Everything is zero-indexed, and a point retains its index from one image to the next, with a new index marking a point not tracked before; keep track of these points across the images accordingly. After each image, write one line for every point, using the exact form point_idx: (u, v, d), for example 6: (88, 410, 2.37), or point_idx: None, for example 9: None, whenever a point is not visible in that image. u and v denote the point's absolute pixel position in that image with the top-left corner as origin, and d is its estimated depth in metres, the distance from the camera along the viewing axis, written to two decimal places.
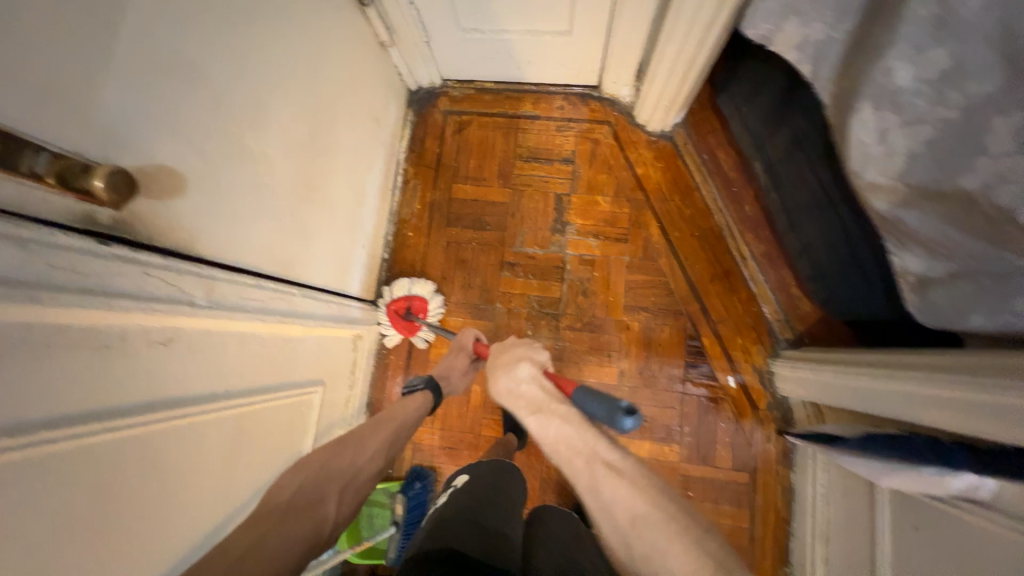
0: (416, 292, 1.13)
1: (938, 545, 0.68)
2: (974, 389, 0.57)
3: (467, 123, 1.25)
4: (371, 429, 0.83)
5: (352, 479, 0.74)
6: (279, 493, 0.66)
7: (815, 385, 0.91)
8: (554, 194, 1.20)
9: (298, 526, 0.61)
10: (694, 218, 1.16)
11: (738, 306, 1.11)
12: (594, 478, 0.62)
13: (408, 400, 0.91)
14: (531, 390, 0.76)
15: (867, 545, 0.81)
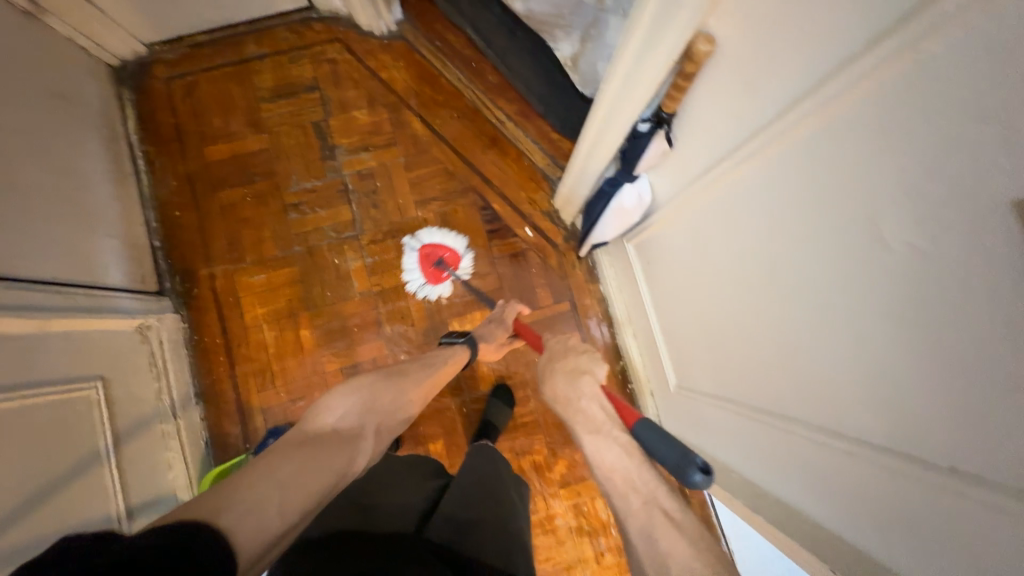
0: (456, 245, 1.15)
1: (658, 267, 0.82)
2: (599, 112, 0.69)
3: (194, 83, 1.17)
4: (414, 373, 0.82)
5: (387, 417, 0.74)
6: (328, 418, 0.67)
7: (569, 195, 1.03)
8: (313, 125, 1.18)
9: (331, 458, 0.60)
10: (448, 101, 1.21)
11: (512, 165, 1.20)
12: (653, 521, 0.59)
13: (446, 350, 0.91)
14: (595, 406, 0.74)
15: (641, 304, 0.97)
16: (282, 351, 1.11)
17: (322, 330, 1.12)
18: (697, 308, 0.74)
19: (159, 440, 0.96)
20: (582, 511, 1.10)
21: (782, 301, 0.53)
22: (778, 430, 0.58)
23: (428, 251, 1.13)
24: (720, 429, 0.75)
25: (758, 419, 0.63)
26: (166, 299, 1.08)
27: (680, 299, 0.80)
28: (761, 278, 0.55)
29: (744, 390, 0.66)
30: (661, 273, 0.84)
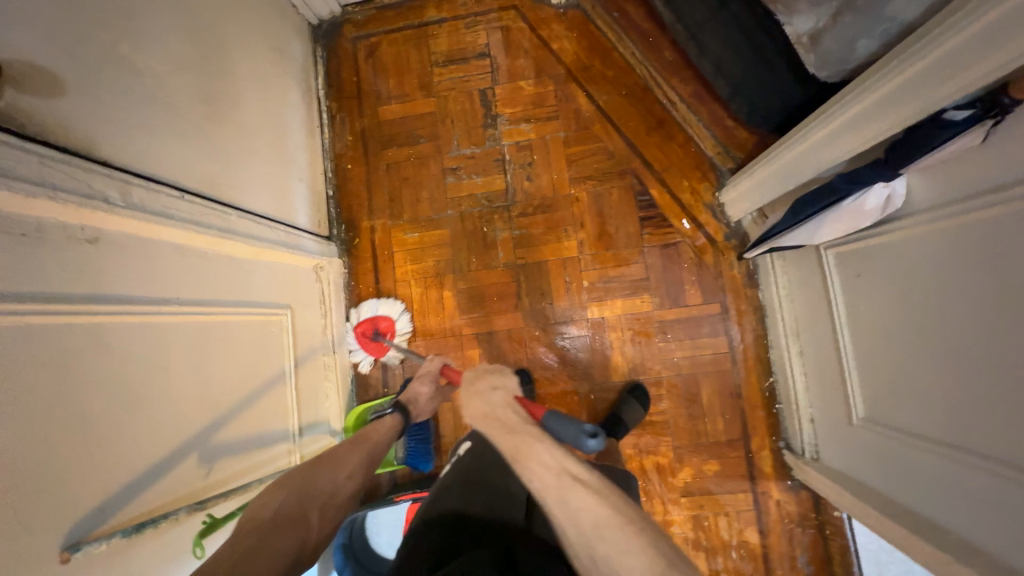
0: (381, 312, 1.13)
1: (874, 285, 0.72)
2: (868, 94, 0.59)
3: (376, 44, 1.23)
4: (348, 450, 0.77)
5: (330, 497, 0.69)
6: (262, 510, 0.63)
7: (755, 188, 0.93)
8: (478, 92, 1.19)
9: (276, 547, 0.57)
10: (617, 77, 1.15)
11: (677, 151, 1.12)
12: (562, 489, 0.53)
13: (374, 426, 0.86)
14: (516, 411, 0.66)
15: (826, 321, 0.86)
16: (426, 308, 1.16)
17: (464, 294, 1.16)
18: (931, 347, 0.62)
19: (320, 370, 1.06)
20: (702, 524, 1.04)
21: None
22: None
23: (364, 327, 1.12)
24: (941, 490, 0.63)
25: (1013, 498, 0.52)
26: (334, 245, 1.18)
27: (900, 331, 0.68)
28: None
29: (989, 459, 0.54)
30: (876, 295, 0.72)
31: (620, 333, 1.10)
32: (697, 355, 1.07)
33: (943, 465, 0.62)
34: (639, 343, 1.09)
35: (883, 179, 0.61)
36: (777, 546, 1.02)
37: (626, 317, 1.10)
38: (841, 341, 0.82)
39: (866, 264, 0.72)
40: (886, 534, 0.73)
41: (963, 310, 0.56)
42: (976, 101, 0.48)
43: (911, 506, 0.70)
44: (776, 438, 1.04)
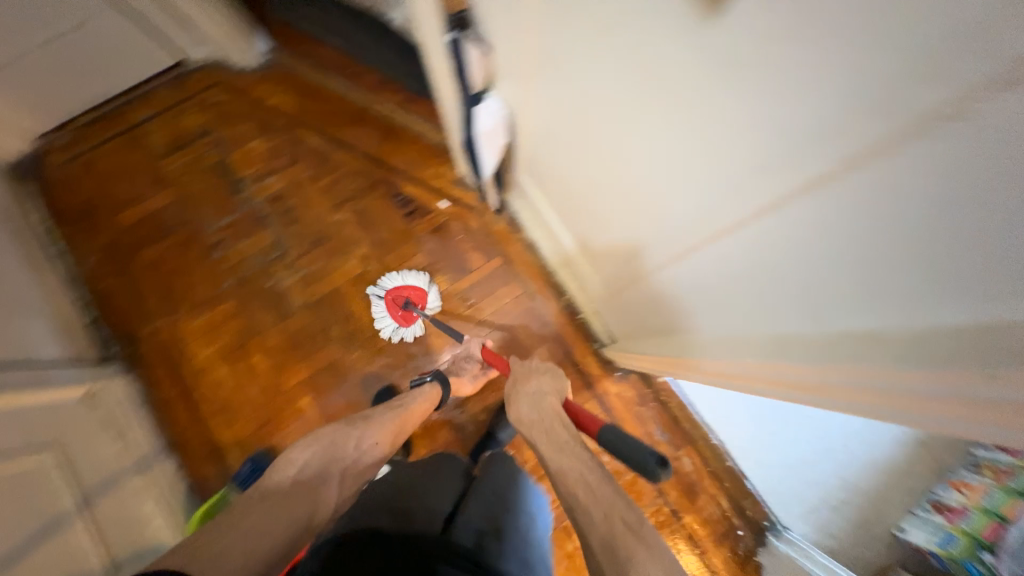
0: (416, 284, 1.14)
1: (554, 174, 0.82)
2: (424, 49, 0.74)
3: (91, 161, 1.22)
4: (383, 416, 0.85)
5: (356, 460, 0.78)
6: (277, 478, 0.71)
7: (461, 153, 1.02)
8: (214, 166, 1.22)
9: (291, 511, 0.67)
10: (334, 108, 1.26)
11: (410, 148, 1.25)
12: (614, 531, 0.58)
13: (412, 397, 0.93)
14: (558, 430, 0.73)
15: (563, 225, 0.97)
16: (239, 382, 1.12)
17: (273, 350, 1.14)
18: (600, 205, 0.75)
19: (132, 495, 0.96)
20: None
21: (645, 146, 0.53)
22: (711, 272, 0.57)
23: (393, 295, 1.13)
24: (668, 309, 0.74)
25: (689, 274, 0.62)
26: (113, 365, 1.10)
27: (585, 207, 0.80)
28: (623, 137, 0.56)
29: (666, 259, 0.65)
30: (563, 189, 0.85)
31: (431, 319, 1.16)
32: (501, 305, 1.17)
33: (658, 288, 0.73)
34: (450, 318, 1.16)
35: (480, 103, 0.75)
36: (635, 431, 1.13)
37: (428, 302, 1.17)
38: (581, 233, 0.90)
39: (537, 165, 0.86)
40: (695, 377, 0.74)
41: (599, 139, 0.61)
42: (453, 23, 0.63)
43: (665, 340, 0.80)
44: (592, 342, 1.16)
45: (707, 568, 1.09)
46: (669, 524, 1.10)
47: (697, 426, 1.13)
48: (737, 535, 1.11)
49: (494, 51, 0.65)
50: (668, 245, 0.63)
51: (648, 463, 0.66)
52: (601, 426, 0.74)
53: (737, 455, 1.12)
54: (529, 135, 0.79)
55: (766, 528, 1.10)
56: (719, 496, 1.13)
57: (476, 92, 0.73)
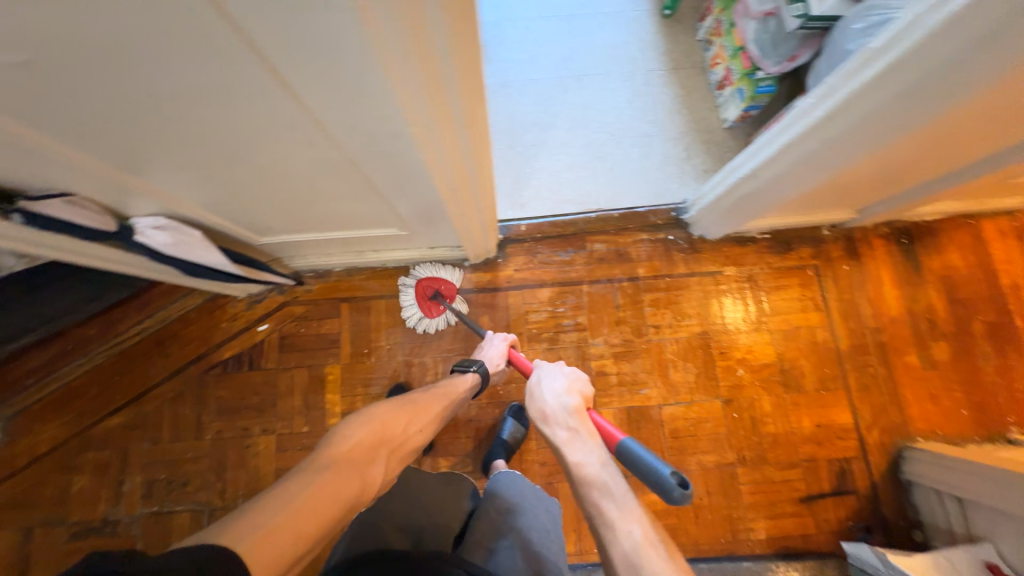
0: (449, 276, 1.16)
1: (254, 202, 0.78)
2: (41, 251, 0.67)
3: None
4: (426, 403, 0.82)
5: (402, 442, 0.73)
6: (340, 444, 0.65)
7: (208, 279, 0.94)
8: (73, 541, 1.06)
9: (352, 484, 0.60)
10: (101, 382, 1.13)
11: (192, 329, 1.17)
12: (631, 533, 0.61)
13: (452, 383, 0.89)
14: (581, 427, 0.72)
15: (328, 227, 0.93)
16: None
17: None
18: (276, 183, 0.71)
19: None
20: (536, 332, 1.16)
21: (157, 114, 0.49)
22: (342, 135, 0.55)
23: (426, 286, 1.14)
24: (414, 183, 0.70)
25: (354, 151, 0.59)
26: None
27: (283, 194, 0.75)
28: (173, 136, 0.54)
29: (337, 157, 0.62)
30: (264, 208, 0.81)
31: (359, 399, 1.13)
32: (386, 326, 1.17)
33: (383, 181, 0.69)
34: (370, 378, 1.14)
35: (135, 230, 0.72)
36: (554, 272, 1.19)
37: (343, 389, 1.14)
38: (327, 211, 0.85)
39: (246, 216, 0.84)
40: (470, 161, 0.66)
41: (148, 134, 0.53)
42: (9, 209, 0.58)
43: (455, 199, 0.76)
44: (463, 266, 1.19)
45: (684, 278, 1.20)
46: (639, 288, 1.19)
47: (576, 221, 1.22)
48: (673, 239, 1.22)
49: (66, 188, 0.60)
50: (314, 147, 0.59)
51: (665, 482, 0.59)
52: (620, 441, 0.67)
53: (613, 204, 1.23)
54: (201, 208, 0.76)
55: (678, 214, 1.23)
56: (639, 236, 1.22)
57: (117, 228, 0.69)
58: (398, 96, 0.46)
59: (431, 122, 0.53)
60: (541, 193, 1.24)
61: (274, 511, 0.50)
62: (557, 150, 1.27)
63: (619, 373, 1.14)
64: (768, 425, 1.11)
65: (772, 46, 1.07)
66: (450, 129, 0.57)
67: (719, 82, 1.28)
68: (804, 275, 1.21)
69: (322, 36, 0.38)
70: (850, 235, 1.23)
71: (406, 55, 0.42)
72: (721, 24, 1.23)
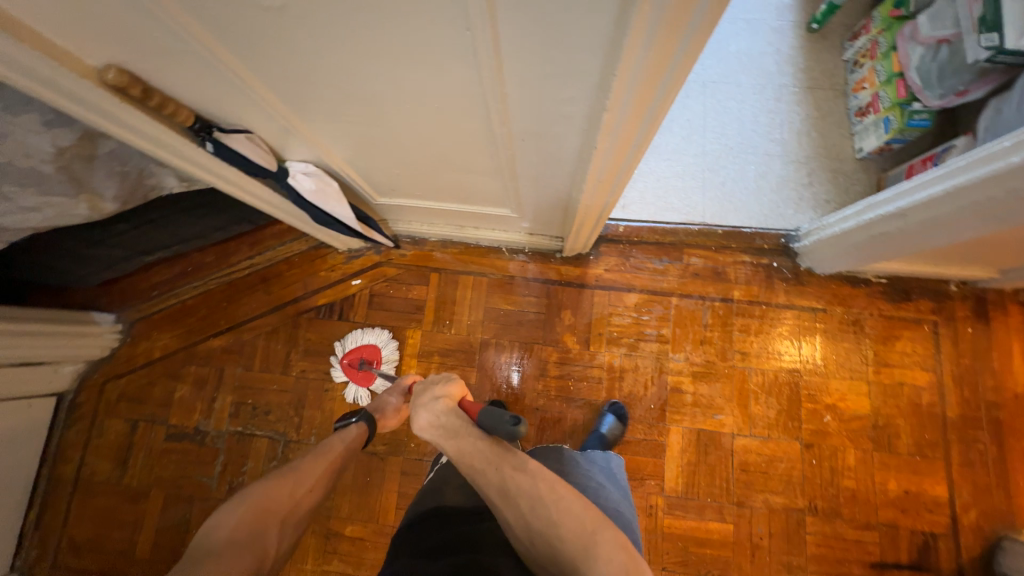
0: (370, 341, 1.18)
1: (395, 164, 0.81)
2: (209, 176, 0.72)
3: (69, 538, 1.14)
4: (312, 463, 0.81)
5: (294, 506, 0.74)
6: (212, 535, 0.65)
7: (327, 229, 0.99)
8: (168, 441, 1.18)
9: (233, 568, 0.61)
10: (210, 305, 1.24)
11: (292, 272, 1.25)
12: (529, 506, 0.60)
13: (340, 435, 0.90)
14: (451, 417, 0.71)
15: (447, 198, 0.96)
16: (354, 558, 1.09)
17: (351, 510, 1.12)
18: (428, 147, 0.72)
19: None
20: (616, 336, 1.14)
21: (371, 61, 0.50)
22: (526, 115, 0.56)
23: (352, 355, 1.17)
24: (557, 171, 0.71)
25: (524, 132, 0.60)
26: None
27: (425, 162, 0.78)
28: (370, 85, 0.56)
29: (500, 139, 0.64)
30: (402, 170, 0.83)
31: (434, 367, 1.17)
32: (468, 302, 1.20)
33: (529, 164, 0.70)
34: (445, 350, 1.18)
35: (289, 172, 0.77)
36: (643, 279, 1.17)
37: (419, 354, 1.18)
38: (455, 185, 0.86)
39: (381, 177, 0.87)
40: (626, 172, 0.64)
41: (349, 79, 0.55)
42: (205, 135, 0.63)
43: (585, 198, 0.76)
44: (553, 257, 1.20)
45: (782, 309, 1.14)
46: (730, 311, 1.14)
47: (676, 231, 1.18)
48: (777, 266, 1.16)
49: (253, 123, 0.65)
50: (487, 126, 0.61)
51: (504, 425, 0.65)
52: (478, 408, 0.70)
53: (719, 220, 1.18)
54: (349, 160, 0.80)
55: (787, 242, 1.16)
56: (739, 257, 1.17)
57: (277, 169, 0.74)
58: (611, 90, 0.47)
59: (619, 131, 0.54)
60: (645, 196, 1.20)
61: None
62: (669, 155, 1.22)
63: (695, 393, 1.11)
64: (848, 480, 1.04)
65: (940, 77, 0.98)
66: (628, 147, 0.57)
67: (860, 107, 1.18)
68: (921, 330, 1.11)
69: (581, 23, 0.40)
70: (983, 295, 1.11)
71: (642, 64, 0.43)
72: (877, 45, 1.13)
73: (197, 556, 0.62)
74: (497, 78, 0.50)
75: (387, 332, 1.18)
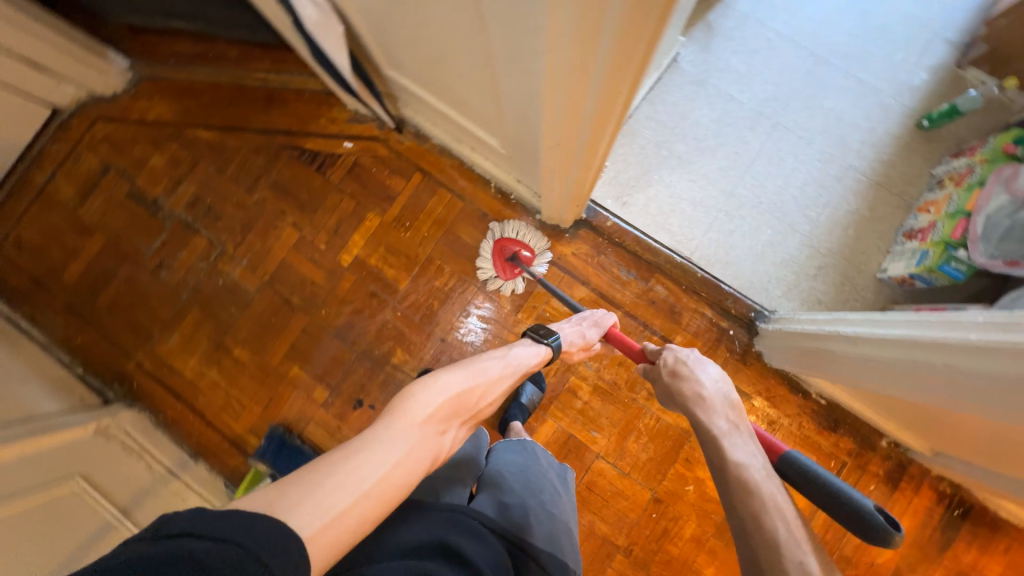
0: (525, 238, 1.13)
1: (398, 38, 0.78)
2: None
3: (16, 235, 1.25)
4: (500, 371, 0.76)
5: (468, 407, 0.68)
6: (421, 415, 0.61)
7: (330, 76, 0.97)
8: (127, 198, 1.24)
9: (418, 455, 0.57)
10: (213, 98, 1.25)
11: (297, 107, 1.24)
12: (790, 527, 0.54)
13: (529, 350, 0.84)
14: (733, 412, 0.67)
15: (444, 102, 0.93)
16: (231, 376, 1.18)
17: (247, 338, 1.19)
18: (422, 29, 0.69)
19: (171, 495, 1.04)
20: (548, 317, 1.13)
21: None
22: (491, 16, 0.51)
23: (505, 243, 1.13)
24: (524, 109, 0.67)
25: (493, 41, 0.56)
26: (117, 402, 1.17)
27: (417, 42, 0.74)
28: None
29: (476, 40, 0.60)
30: (404, 48, 0.80)
31: (376, 256, 1.18)
32: (436, 217, 1.18)
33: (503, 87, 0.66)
34: (392, 248, 1.18)
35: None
36: (604, 281, 1.14)
37: (369, 240, 1.19)
38: (451, 87, 0.83)
39: (386, 45, 0.83)
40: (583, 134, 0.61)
41: None
42: None
43: (551, 153, 0.72)
44: (533, 216, 1.16)
45: None
46: None
47: (659, 253, 1.13)
48: (731, 335, 1.11)
49: None
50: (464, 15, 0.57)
51: (870, 519, 0.54)
52: (782, 451, 0.64)
53: (705, 264, 1.13)
54: (356, 10, 0.77)
55: (755, 318, 1.11)
56: (702, 308, 1.12)
57: None
58: (550, 16, 0.43)
59: (567, 65, 0.49)
60: (649, 206, 1.14)
61: (331, 491, 0.47)
62: (696, 179, 1.15)
63: (587, 404, 1.11)
64: (673, 546, 1.06)
65: (999, 240, 0.90)
66: (580, 89, 0.52)
67: (912, 229, 1.05)
68: (825, 462, 1.07)
69: None
70: (905, 464, 1.06)
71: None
72: (969, 174, 0.99)
73: (394, 431, 0.57)
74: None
75: (543, 237, 1.13)
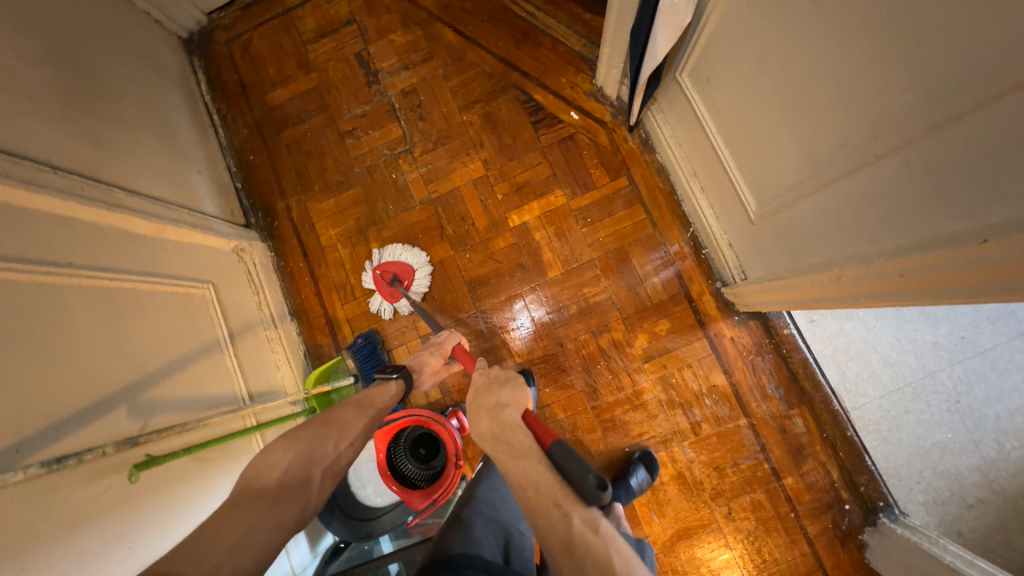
0: (406, 260, 1.13)
1: (744, 61, 0.71)
2: None
3: (248, 40, 1.30)
4: (360, 415, 0.72)
5: (334, 457, 0.67)
6: (266, 473, 0.61)
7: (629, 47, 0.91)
8: (353, 56, 1.25)
9: (285, 512, 0.59)
10: (475, 8, 1.23)
11: (547, 54, 1.19)
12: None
13: (386, 388, 0.78)
14: (515, 432, 0.57)
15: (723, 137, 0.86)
16: (356, 265, 1.18)
17: (388, 239, 1.18)
18: (796, 76, 0.61)
19: (264, 343, 1.07)
20: (671, 383, 1.06)
21: None
22: (971, 142, 0.43)
23: (381, 271, 1.13)
24: (875, 220, 0.58)
25: (926, 155, 0.48)
26: (254, 231, 1.21)
27: (775, 86, 0.66)
28: None
29: (892, 137, 0.51)
30: (738, 73, 0.73)
31: (542, 233, 1.14)
32: (618, 228, 1.12)
33: (864, 188, 0.58)
34: (560, 234, 1.13)
35: None
36: (745, 382, 1.05)
37: (543, 214, 1.14)
38: (756, 135, 0.76)
39: (718, 56, 0.76)
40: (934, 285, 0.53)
41: None
42: None
43: (855, 269, 0.63)
44: (712, 281, 1.08)
45: (799, 535, 1.00)
46: (766, 482, 1.02)
47: (818, 387, 1.03)
48: (845, 511, 1.00)
49: None
50: (910, 112, 0.48)
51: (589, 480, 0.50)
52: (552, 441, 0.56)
53: (860, 427, 1.00)
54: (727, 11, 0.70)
55: (879, 508, 0.99)
56: (829, 465, 1.02)
57: None
58: None
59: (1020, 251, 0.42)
60: (836, 337, 1.03)
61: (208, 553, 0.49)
62: (904, 339, 1.00)
63: (661, 485, 1.04)
64: None
65: None
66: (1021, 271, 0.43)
67: None
68: None
69: None
70: None
71: None
72: None
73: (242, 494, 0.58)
74: (1022, 75, 0.37)
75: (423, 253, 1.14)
